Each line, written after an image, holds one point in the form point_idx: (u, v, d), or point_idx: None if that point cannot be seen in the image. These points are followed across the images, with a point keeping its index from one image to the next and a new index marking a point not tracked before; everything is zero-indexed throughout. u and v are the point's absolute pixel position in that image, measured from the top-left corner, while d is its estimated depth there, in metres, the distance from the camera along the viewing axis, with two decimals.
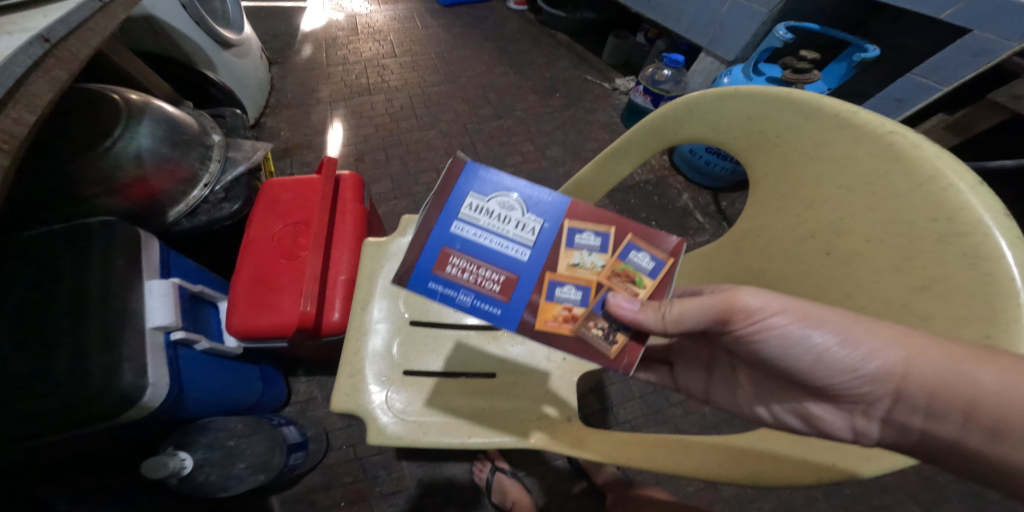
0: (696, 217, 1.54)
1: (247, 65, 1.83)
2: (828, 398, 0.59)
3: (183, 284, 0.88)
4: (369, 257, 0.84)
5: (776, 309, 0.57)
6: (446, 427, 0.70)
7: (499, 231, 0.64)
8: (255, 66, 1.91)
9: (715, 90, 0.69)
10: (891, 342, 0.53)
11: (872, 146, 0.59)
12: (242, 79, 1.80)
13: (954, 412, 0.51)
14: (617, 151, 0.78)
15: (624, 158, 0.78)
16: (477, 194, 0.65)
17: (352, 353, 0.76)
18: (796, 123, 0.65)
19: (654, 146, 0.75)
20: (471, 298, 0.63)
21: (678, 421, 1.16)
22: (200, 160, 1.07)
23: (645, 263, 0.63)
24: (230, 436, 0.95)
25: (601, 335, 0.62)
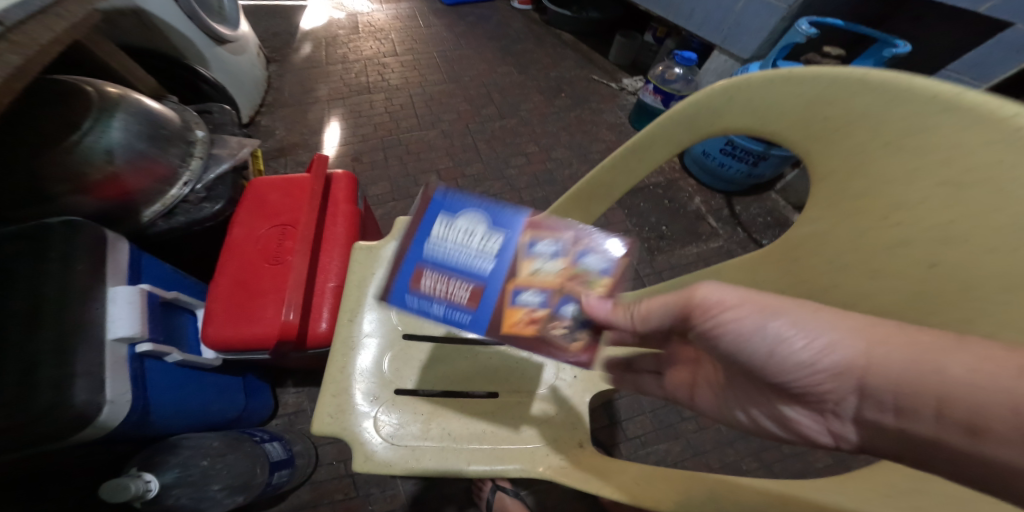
0: (709, 221, 1.46)
1: (242, 63, 1.76)
2: (795, 401, 0.47)
3: (152, 291, 0.82)
4: (358, 263, 0.75)
5: (734, 300, 0.47)
6: (444, 453, 0.62)
7: (468, 250, 0.58)
8: (251, 63, 1.84)
9: (764, 73, 0.58)
10: (848, 333, 0.42)
11: (993, 132, 0.45)
12: (237, 76, 1.73)
13: (928, 410, 0.39)
14: (639, 146, 0.68)
15: (647, 155, 0.68)
16: (441, 214, 0.59)
17: (338, 370, 0.67)
18: (877, 106, 0.53)
19: (683, 140, 0.65)
20: (442, 312, 0.56)
21: (691, 437, 1.02)
22: (181, 156, 1.00)
23: (598, 266, 0.58)
24: (205, 455, 0.86)
25: (563, 334, 0.55)
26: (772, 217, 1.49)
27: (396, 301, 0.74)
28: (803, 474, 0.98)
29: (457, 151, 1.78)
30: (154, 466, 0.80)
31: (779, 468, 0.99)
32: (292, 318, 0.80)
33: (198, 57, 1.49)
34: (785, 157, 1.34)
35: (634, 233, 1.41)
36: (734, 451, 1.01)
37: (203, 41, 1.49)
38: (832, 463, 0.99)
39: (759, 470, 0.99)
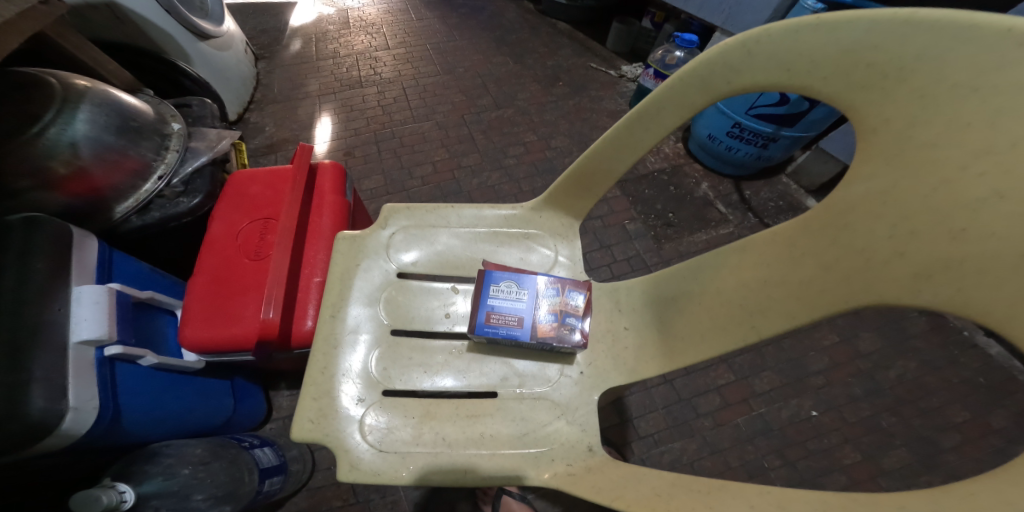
0: (717, 207, 1.39)
1: (230, 59, 1.70)
2: None
3: (123, 290, 0.76)
4: (341, 254, 0.69)
5: None
6: (437, 460, 0.56)
7: (515, 299, 0.64)
8: (239, 60, 1.78)
9: (788, 22, 0.52)
10: None
11: None
12: (224, 74, 1.67)
13: None
14: (646, 113, 0.62)
15: (654, 123, 0.62)
16: (495, 282, 0.65)
17: (318, 370, 0.61)
18: (935, 48, 0.46)
19: (694, 102, 0.59)
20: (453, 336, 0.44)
21: (708, 435, 0.96)
22: (155, 150, 0.95)
23: None
24: (184, 464, 0.79)
25: None
26: (785, 202, 1.42)
27: (384, 293, 0.67)
28: (830, 471, 0.91)
29: (452, 143, 1.72)
30: (128, 477, 0.72)
31: (804, 465, 0.92)
32: (273, 316, 0.73)
33: (182, 55, 1.43)
34: (796, 137, 1.28)
35: (639, 221, 1.35)
36: (754, 449, 0.94)
37: (187, 38, 1.43)
38: (860, 459, 0.92)
39: (782, 467, 0.92)
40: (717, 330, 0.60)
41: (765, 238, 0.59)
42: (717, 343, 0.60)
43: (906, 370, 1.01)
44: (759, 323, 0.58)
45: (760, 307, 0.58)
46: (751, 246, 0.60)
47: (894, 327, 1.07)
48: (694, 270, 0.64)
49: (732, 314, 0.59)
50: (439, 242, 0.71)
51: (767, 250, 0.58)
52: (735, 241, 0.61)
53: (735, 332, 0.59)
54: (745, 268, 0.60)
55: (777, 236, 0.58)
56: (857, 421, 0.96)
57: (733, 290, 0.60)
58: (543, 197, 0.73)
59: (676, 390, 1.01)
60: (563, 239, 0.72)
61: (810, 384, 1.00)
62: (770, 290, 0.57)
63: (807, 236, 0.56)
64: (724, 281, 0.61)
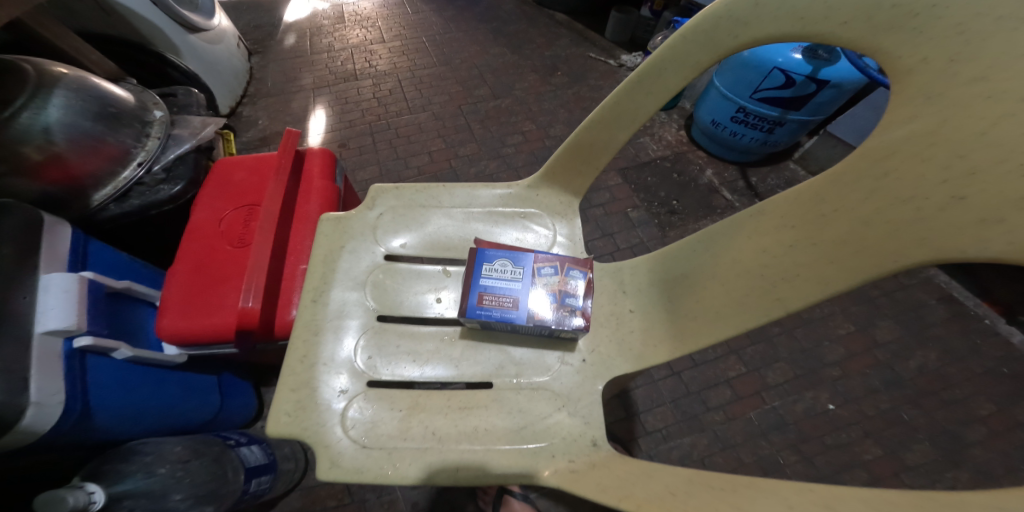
0: (724, 194, 1.34)
1: (221, 52, 1.64)
2: None
3: (96, 280, 0.72)
4: (325, 236, 0.64)
5: None
6: (426, 456, 0.51)
7: (510, 279, 0.59)
8: (231, 52, 1.71)
9: None
10: None
11: None
12: (216, 67, 1.60)
13: None
14: (648, 74, 0.58)
15: (656, 85, 0.58)
16: (488, 260, 0.60)
17: (297, 360, 0.56)
18: None
19: (699, 60, 0.55)
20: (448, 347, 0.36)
21: (719, 430, 0.91)
22: (136, 137, 0.90)
23: None
24: (162, 462, 0.75)
25: None
26: None
27: (371, 276, 0.62)
28: (850, 467, 0.86)
29: (449, 133, 1.67)
30: (99, 477, 0.68)
31: (822, 461, 0.87)
32: (252, 305, 0.68)
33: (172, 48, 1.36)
34: (803, 121, 1.23)
35: (642, 209, 1.30)
36: (768, 443, 0.89)
37: (177, 30, 1.36)
38: (882, 454, 0.87)
39: (799, 463, 0.87)
40: (735, 306, 0.55)
41: (789, 202, 0.53)
42: (737, 320, 0.54)
43: (927, 361, 0.96)
44: (785, 294, 0.52)
45: (785, 275, 0.52)
46: (770, 211, 0.55)
47: (912, 316, 1.02)
48: (707, 244, 0.58)
49: (754, 285, 0.54)
50: (428, 223, 0.66)
51: (792, 212, 0.53)
52: (751, 206, 0.56)
53: (757, 305, 0.53)
54: (766, 236, 0.54)
55: (801, 199, 0.53)
56: (878, 414, 0.91)
57: (753, 260, 0.54)
58: (540, 174, 0.69)
59: (684, 383, 0.96)
60: (561, 217, 0.68)
61: (826, 376, 0.95)
62: (796, 257, 0.52)
63: (837, 192, 0.50)
64: (740, 251, 0.56)
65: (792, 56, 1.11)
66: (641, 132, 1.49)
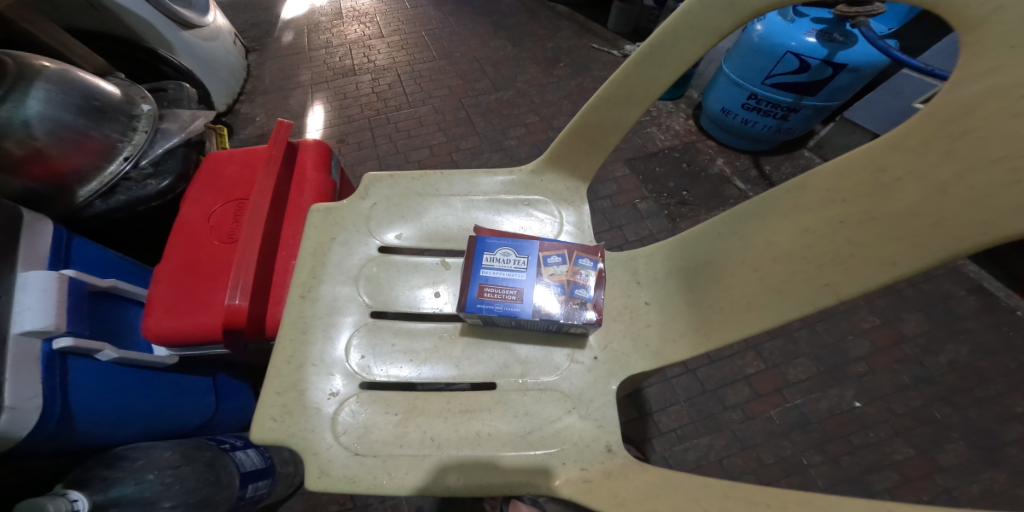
0: (736, 184, 1.29)
1: (218, 49, 1.52)
2: None
3: (78, 278, 0.68)
4: (314, 228, 0.60)
5: None
6: (422, 464, 0.47)
7: (513, 269, 0.54)
8: (228, 50, 1.60)
9: None
10: None
11: None
12: (211, 64, 1.49)
13: None
14: (660, 44, 0.54)
15: (671, 55, 0.54)
16: (489, 249, 0.56)
17: (284, 361, 0.52)
18: None
19: (719, 25, 0.51)
20: None
21: (737, 429, 0.86)
22: (122, 131, 0.84)
23: None
24: (151, 467, 0.70)
25: None
26: None
27: (365, 270, 0.58)
28: (879, 467, 0.81)
29: (450, 127, 1.62)
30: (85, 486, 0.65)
31: (848, 461, 0.82)
32: (240, 302, 0.64)
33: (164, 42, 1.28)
34: (819, 107, 1.17)
35: (651, 201, 1.25)
36: (790, 444, 0.84)
37: (168, 25, 1.27)
38: (913, 455, 0.82)
39: (824, 464, 0.82)
40: (774, 293, 0.48)
41: (837, 175, 0.46)
42: (776, 309, 0.47)
43: (958, 355, 0.91)
44: (835, 279, 0.44)
45: (836, 256, 0.45)
46: (812, 185, 0.48)
47: (940, 308, 0.96)
48: (735, 226, 0.52)
49: (797, 268, 0.47)
50: (425, 214, 0.62)
51: (844, 185, 0.46)
52: (792, 179, 0.49)
53: (800, 292, 0.46)
54: (808, 214, 0.47)
55: (856, 169, 0.46)
56: (907, 412, 0.86)
57: (793, 241, 0.48)
58: (544, 158, 0.65)
59: (699, 381, 0.91)
60: (567, 203, 0.64)
61: (851, 372, 0.90)
62: (848, 235, 0.44)
63: (900, 158, 0.43)
64: (776, 231, 0.49)
65: (805, 39, 1.05)
66: (648, 122, 1.44)
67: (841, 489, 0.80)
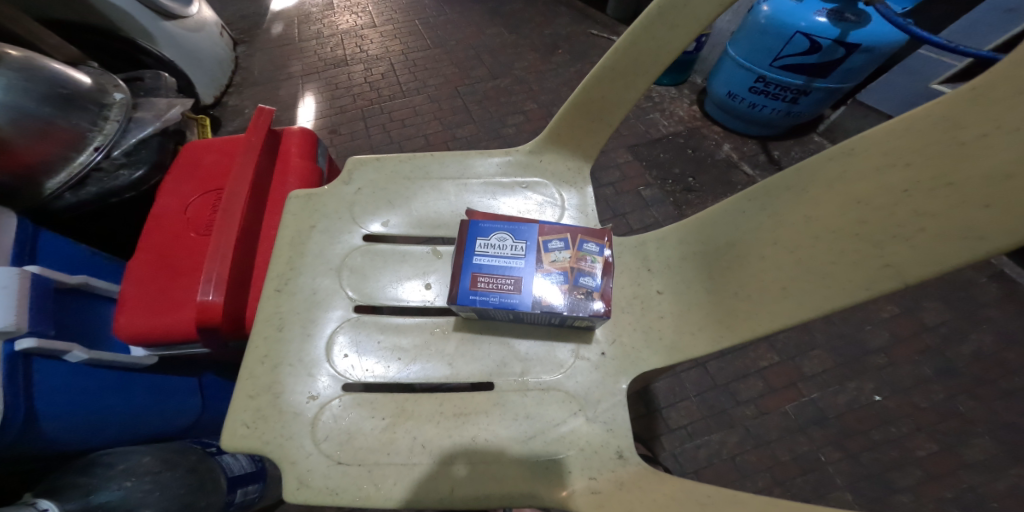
0: (744, 169, 1.24)
1: (202, 40, 1.38)
2: None
3: (44, 275, 0.63)
4: (292, 216, 0.55)
5: None
6: (411, 473, 0.43)
7: (510, 256, 0.50)
8: (213, 40, 1.45)
9: None
10: None
11: None
12: (195, 54, 1.35)
13: None
14: (671, 4, 0.50)
15: (682, 17, 0.50)
16: (483, 234, 0.51)
17: (257, 361, 0.47)
18: None
19: None
20: None
21: (751, 425, 0.82)
22: (93, 120, 0.78)
23: None
24: (128, 474, 0.63)
25: None
26: None
27: (348, 261, 0.53)
28: (901, 464, 0.77)
29: (446, 115, 1.53)
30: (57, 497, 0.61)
31: (868, 458, 0.78)
32: (214, 298, 0.58)
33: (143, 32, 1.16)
34: (830, 89, 1.11)
35: (656, 187, 1.20)
36: (807, 440, 0.80)
37: (145, 12, 1.14)
38: (937, 450, 0.78)
39: (843, 461, 0.78)
40: (816, 278, 0.41)
41: (897, 136, 0.39)
42: (819, 296, 0.41)
43: (982, 345, 0.86)
44: (897, 257, 0.37)
45: (897, 230, 0.38)
46: (862, 149, 0.41)
47: (962, 295, 0.92)
48: (762, 203, 0.47)
49: (846, 247, 0.40)
50: (414, 200, 0.57)
51: (907, 147, 0.39)
52: (837, 144, 0.43)
53: (850, 276, 0.39)
54: (857, 184, 0.41)
55: (925, 125, 0.38)
56: (930, 407, 0.81)
57: (839, 216, 0.41)
58: (543, 137, 0.60)
59: (710, 375, 0.86)
60: (570, 185, 0.59)
61: (869, 364, 0.86)
62: (915, 205, 0.37)
63: (982, 111, 0.36)
64: (817, 205, 0.43)
65: (815, 19, 0.99)
66: (650, 108, 1.38)
67: (862, 488, 0.76)
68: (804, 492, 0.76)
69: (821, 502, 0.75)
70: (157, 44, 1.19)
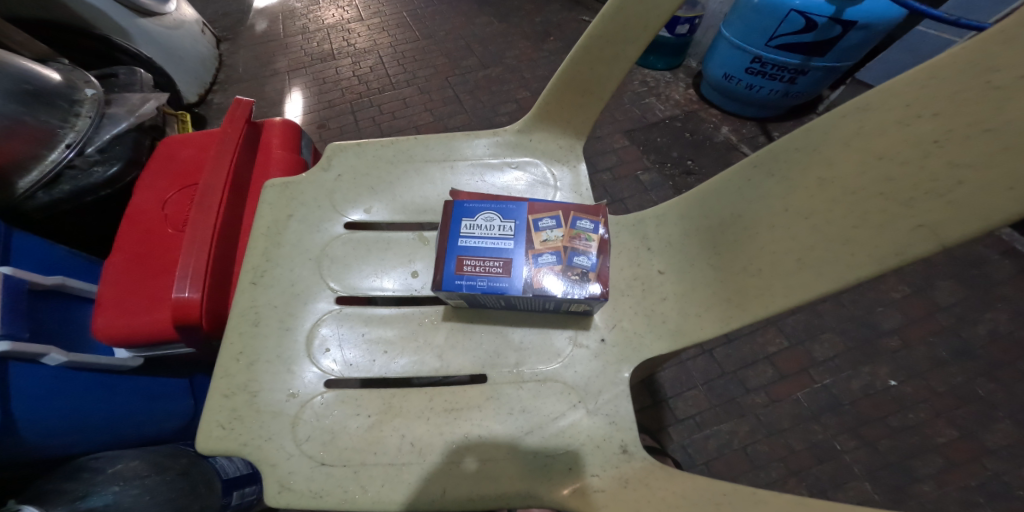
0: (744, 152, 1.21)
1: (183, 38, 1.34)
2: None
3: (16, 277, 0.60)
4: (269, 205, 0.52)
5: None
6: (400, 475, 0.40)
7: (498, 237, 0.47)
8: (195, 38, 1.41)
9: None
10: None
11: None
12: (176, 53, 1.32)
13: None
14: None
15: None
16: (468, 215, 0.48)
17: (232, 358, 0.44)
18: None
19: None
20: None
21: (761, 414, 0.79)
22: (63, 117, 0.75)
23: None
24: (114, 480, 0.58)
25: None
26: None
27: (329, 250, 0.50)
28: (921, 451, 0.74)
29: (437, 107, 1.49)
30: None
31: (886, 446, 0.75)
32: (190, 294, 0.55)
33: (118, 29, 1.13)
34: (829, 68, 1.07)
35: (654, 172, 1.17)
36: (821, 428, 0.77)
37: (119, 9, 1.12)
38: (958, 437, 0.75)
39: (859, 449, 0.75)
40: (836, 246, 0.38)
41: (918, 85, 0.37)
42: (841, 265, 0.38)
43: (998, 324, 0.84)
44: (932, 217, 0.34)
45: (932, 186, 0.34)
46: (880, 102, 0.38)
47: (975, 273, 0.89)
48: (770, 169, 0.44)
49: (870, 209, 0.37)
50: (398, 185, 0.54)
51: (932, 97, 0.36)
52: (852, 99, 0.40)
53: (874, 241, 0.36)
54: (876, 141, 0.38)
55: (952, 72, 0.35)
56: (948, 391, 0.78)
57: (858, 175, 0.38)
58: (532, 114, 0.57)
59: (717, 362, 0.84)
60: (561, 163, 0.56)
61: (883, 347, 0.83)
62: (949, 156, 0.34)
63: (1016, 54, 0.33)
64: (832, 167, 0.40)
65: None
66: (646, 92, 1.35)
67: (881, 476, 0.73)
68: (821, 482, 0.74)
69: (839, 492, 0.73)
70: (134, 41, 1.15)
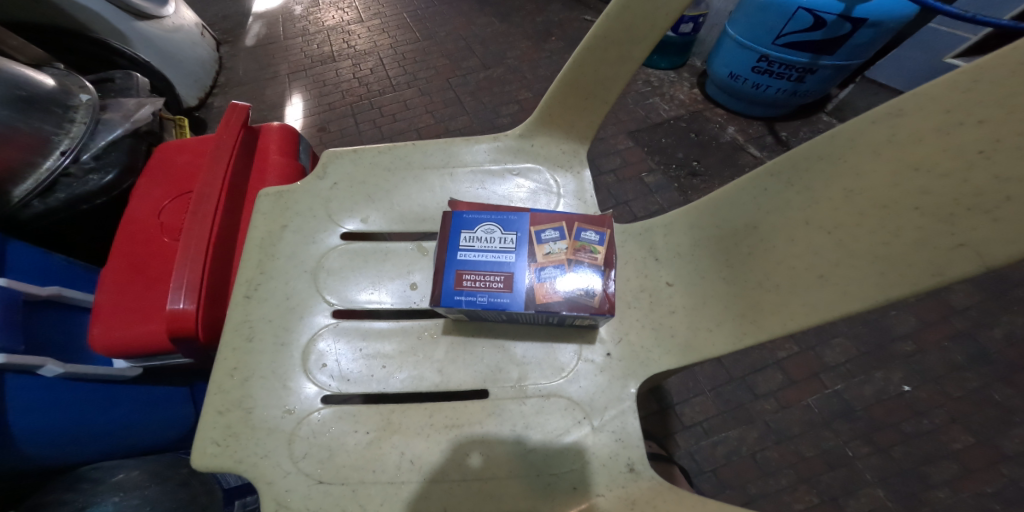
0: (751, 151, 1.19)
1: (183, 42, 1.33)
2: None
3: (13, 289, 0.59)
4: (264, 215, 0.51)
5: None
6: (399, 496, 0.39)
7: (500, 250, 0.45)
8: (195, 41, 1.41)
9: None
10: None
11: None
12: (176, 56, 1.31)
13: None
14: None
15: None
16: (467, 226, 0.47)
17: (226, 375, 0.43)
18: None
19: None
20: None
21: (770, 420, 0.77)
22: (57, 124, 0.74)
23: None
24: (110, 492, 0.56)
25: None
26: None
27: (325, 261, 0.49)
28: (936, 458, 0.72)
29: (437, 108, 1.47)
30: None
31: (900, 452, 0.73)
32: (185, 306, 0.54)
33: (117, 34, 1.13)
34: (839, 66, 1.05)
35: (658, 173, 1.15)
36: (833, 434, 0.75)
37: (117, 13, 1.11)
38: (974, 443, 0.73)
39: (872, 456, 0.73)
40: (864, 261, 0.36)
41: (961, 89, 0.35)
42: (872, 282, 0.36)
43: (1016, 327, 0.81)
44: (973, 235, 0.32)
45: (976, 201, 0.33)
46: (916, 107, 0.36)
47: (992, 277, 0.87)
48: (787, 178, 0.43)
49: (905, 223, 0.35)
50: (396, 193, 0.53)
51: (977, 102, 0.34)
52: (883, 104, 0.38)
53: (909, 258, 0.35)
54: (913, 149, 0.36)
55: (999, 74, 0.34)
56: (964, 396, 0.76)
57: (888, 186, 0.37)
58: (533, 120, 0.55)
59: (725, 368, 0.82)
60: (564, 169, 0.55)
61: (896, 352, 0.81)
62: (994, 168, 0.32)
63: None
64: (860, 176, 0.38)
65: None
66: (649, 92, 1.33)
67: (894, 483, 0.71)
68: (833, 489, 0.72)
69: (851, 499, 0.71)
70: (133, 45, 1.15)
